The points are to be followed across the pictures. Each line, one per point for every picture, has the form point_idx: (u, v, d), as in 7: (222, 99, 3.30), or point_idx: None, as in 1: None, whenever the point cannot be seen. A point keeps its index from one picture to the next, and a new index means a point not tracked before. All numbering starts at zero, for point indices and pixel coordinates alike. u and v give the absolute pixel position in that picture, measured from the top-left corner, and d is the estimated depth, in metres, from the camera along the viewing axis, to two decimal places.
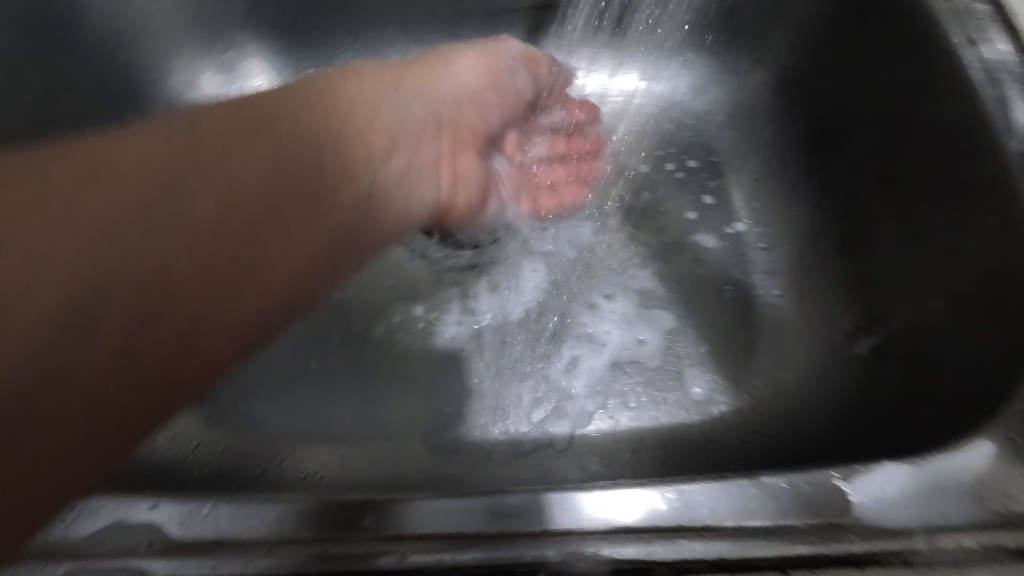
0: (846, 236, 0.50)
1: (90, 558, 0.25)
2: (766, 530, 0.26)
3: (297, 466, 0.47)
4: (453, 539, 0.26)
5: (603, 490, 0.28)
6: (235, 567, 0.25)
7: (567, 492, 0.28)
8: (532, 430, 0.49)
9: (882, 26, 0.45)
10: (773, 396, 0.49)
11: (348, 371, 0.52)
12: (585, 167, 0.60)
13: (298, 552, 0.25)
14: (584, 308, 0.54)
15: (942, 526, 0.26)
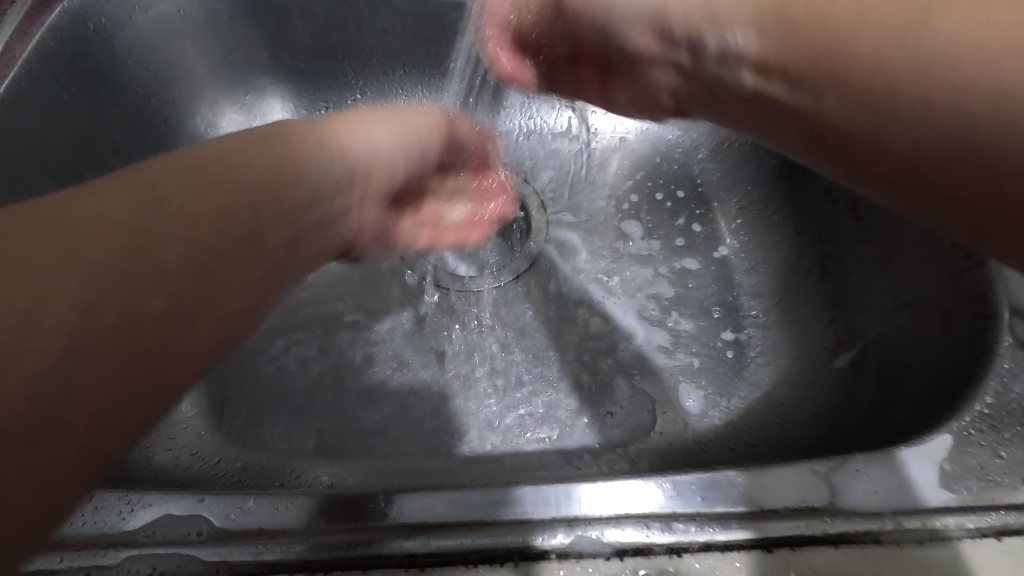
0: (822, 257, 0.54)
1: (144, 547, 0.28)
2: (753, 514, 0.29)
3: (312, 480, 0.50)
4: (487, 525, 0.29)
5: (600, 482, 0.30)
6: (276, 554, 0.28)
7: (557, 485, 0.30)
8: (535, 443, 0.52)
9: None
10: (761, 406, 0.52)
11: (358, 390, 0.55)
12: (579, 197, 0.65)
13: (325, 540, 0.28)
14: (584, 328, 0.58)
15: (910, 509, 0.29)
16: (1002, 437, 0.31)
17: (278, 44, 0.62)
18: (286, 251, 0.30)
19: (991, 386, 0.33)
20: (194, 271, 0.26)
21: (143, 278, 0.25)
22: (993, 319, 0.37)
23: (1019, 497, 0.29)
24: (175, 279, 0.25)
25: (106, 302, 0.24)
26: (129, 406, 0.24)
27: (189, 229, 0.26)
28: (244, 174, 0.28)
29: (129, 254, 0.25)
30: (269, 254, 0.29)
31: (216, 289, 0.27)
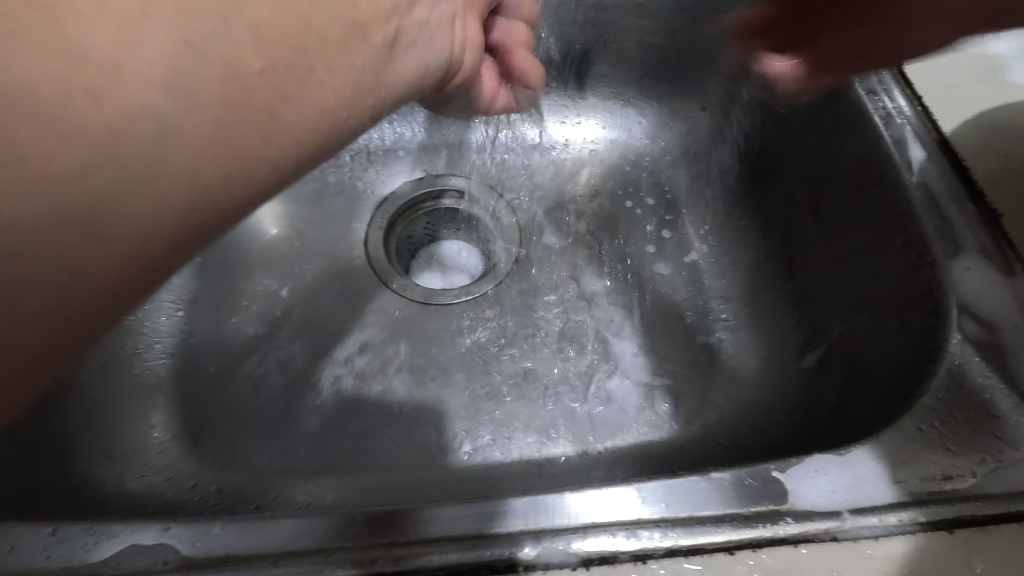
0: (786, 259, 0.55)
1: None
2: (716, 519, 0.29)
3: (290, 499, 0.49)
4: (455, 540, 0.29)
5: (585, 490, 0.31)
6: None
7: (545, 494, 0.31)
8: (513, 454, 0.52)
9: None
10: (733, 409, 0.53)
11: (335, 407, 0.55)
12: (551, 208, 0.65)
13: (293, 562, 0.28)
14: (559, 337, 0.58)
15: (865, 507, 0.30)
16: (953, 431, 0.32)
17: None
18: (302, 93, 0.23)
19: (941, 382, 0.34)
20: (263, 78, 0.22)
21: (212, 66, 0.21)
22: (942, 316, 0.38)
23: (969, 489, 0.31)
24: (248, 89, 0.22)
25: (163, 93, 0.20)
26: (185, 232, 0.22)
27: (242, 30, 0.21)
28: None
29: (183, 52, 0.20)
30: (321, 54, 0.24)
31: (238, 167, 0.22)
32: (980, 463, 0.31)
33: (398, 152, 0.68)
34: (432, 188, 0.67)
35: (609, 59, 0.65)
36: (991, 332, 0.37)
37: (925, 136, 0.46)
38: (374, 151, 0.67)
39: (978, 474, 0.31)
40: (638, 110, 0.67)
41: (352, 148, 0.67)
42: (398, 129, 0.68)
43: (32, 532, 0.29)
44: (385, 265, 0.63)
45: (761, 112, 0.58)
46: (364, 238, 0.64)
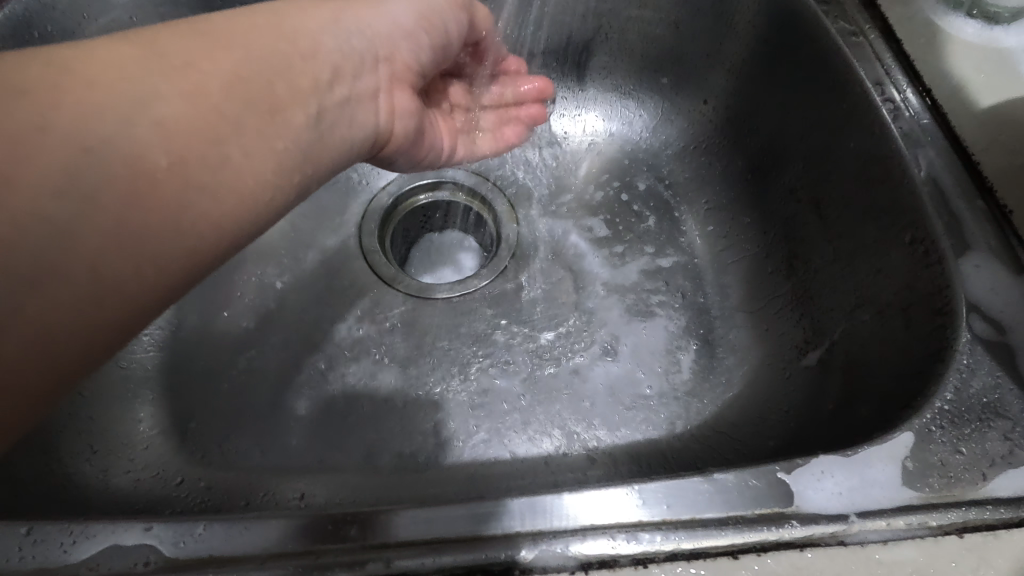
0: (788, 255, 0.54)
1: None
2: (719, 521, 0.28)
3: (279, 497, 0.48)
4: (447, 542, 0.28)
5: (585, 491, 0.29)
6: None
7: (542, 495, 0.29)
8: (509, 452, 0.51)
9: (805, 75, 0.52)
10: (732, 407, 0.52)
11: (328, 402, 0.54)
12: (549, 201, 0.64)
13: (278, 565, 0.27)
14: (556, 332, 0.57)
15: (872, 510, 0.29)
16: (962, 433, 0.31)
17: None
18: (221, 165, 0.30)
19: (950, 382, 0.34)
20: (172, 169, 0.29)
21: (122, 168, 0.27)
22: (950, 314, 0.37)
23: (979, 493, 0.30)
24: (155, 176, 0.28)
25: (69, 197, 0.26)
26: (133, 288, 0.28)
27: (158, 122, 0.29)
28: (200, 80, 0.31)
29: (92, 158, 0.27)
30: (237, 142, 0.31)
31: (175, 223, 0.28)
32: (989, 466, 0.31)
33: None
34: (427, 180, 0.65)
35: (610, 51, 0.63)
36: (1000, 332, 0.36)
37: (933, 132, 0.45)
38: None
39: (988, 477, 0.30)
40: (639, 102, 0.65)
41: None
42: None
43: (5, 533, 0.28)
44: (380, 258, 0.62)
45: (764, 106, 0.57)
46: (358, 230, 0.63)
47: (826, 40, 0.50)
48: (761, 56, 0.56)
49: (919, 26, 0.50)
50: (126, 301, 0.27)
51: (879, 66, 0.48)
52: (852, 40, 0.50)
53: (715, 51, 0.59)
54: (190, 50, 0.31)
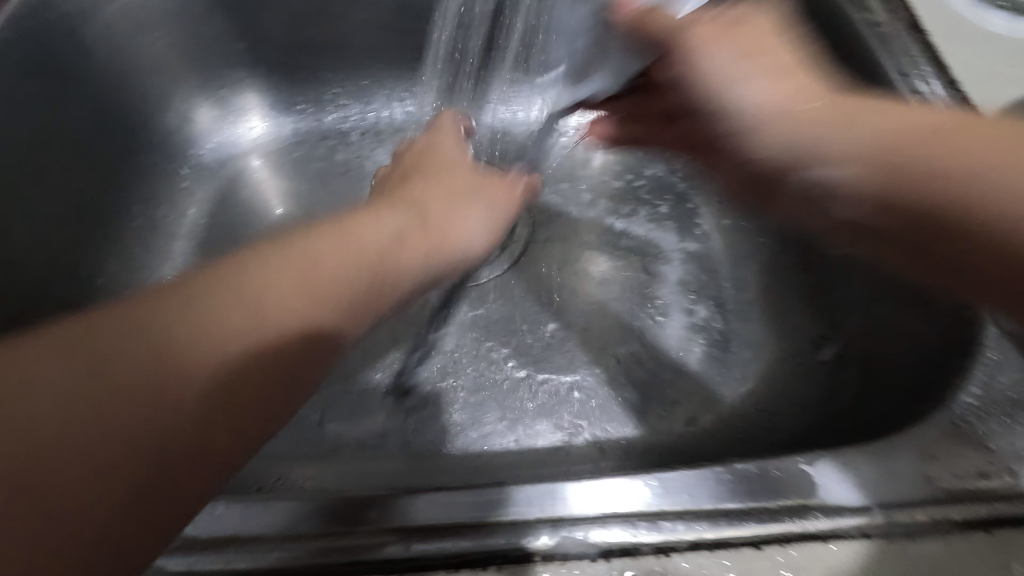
0: (805, 249, 0.54)
1: None
2: (742, 512, 0.28)
3: (293, 482, 0.48)
4: (468, 528, 0.28)
5: (593, 480, 0.29)
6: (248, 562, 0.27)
7: (549, 485, 0.29)
8: (522, 440, 0.51)
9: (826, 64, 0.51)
10: (746, 401, 0.51)
11: (341, 389, 0.54)
12: (562, 192, 0.64)
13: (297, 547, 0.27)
14: (570, 322, 0.57)
15: (897, 502, 0.28)
16: (991, 427, 0.31)
17: (252, 35, 0.61)
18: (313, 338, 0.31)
19: (978, 376, 0.33)
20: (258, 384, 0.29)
21: (219, 386, 0.28)
22: None
23: (1008, 487, 0.29)
24: (265, 367, 0.29)
25: (188, 388, 0.27)
26: (200, 454, 0.27)
27: (252, 314, 0.29)
28: (281, 326, 0.30)
29: (208, 362, 0.28)
30: (328, 351, 0.32)
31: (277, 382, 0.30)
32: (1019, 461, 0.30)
33: (406, 132, 0.67)
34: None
35: None
36: None
37: None
38: (383, 130, 0.68)
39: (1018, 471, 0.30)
40: None
41: (361, 127, 0.68)
42: (407, 108, 0.67)
43: None
44: None
45: None
46: None
47: (851, 30, 0.49)
48: None
49: (945, 18, 0.49)
50: (149, 522, 0.25)
51: (903, 55, 0.47)
52: (877, 30, 0.49)
53: None
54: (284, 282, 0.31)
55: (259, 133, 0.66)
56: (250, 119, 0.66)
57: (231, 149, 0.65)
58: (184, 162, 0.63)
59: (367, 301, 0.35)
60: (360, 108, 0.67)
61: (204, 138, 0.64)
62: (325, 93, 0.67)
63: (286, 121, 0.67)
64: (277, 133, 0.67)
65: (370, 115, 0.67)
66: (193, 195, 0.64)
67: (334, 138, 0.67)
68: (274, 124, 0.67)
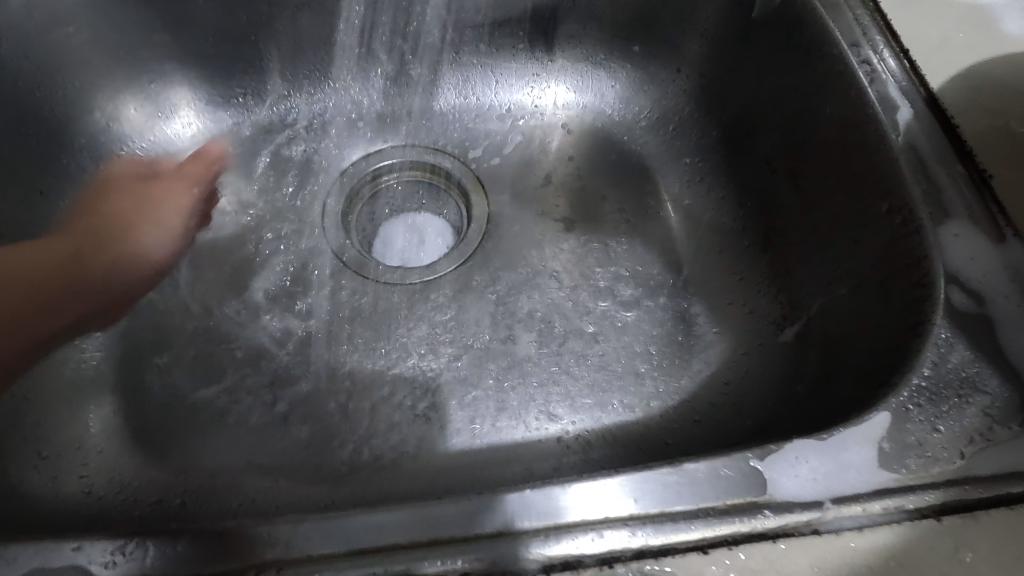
0: (765, 229, 0.52)
1: None
2: (689, 515, 0.27)
3: (243, 494, 0.46)
4: (403, 548, 0.27)
5: (563, 487, 0.28)
6: None
7: (527, 492, 0.28)
8: (482, 440, 0.50)
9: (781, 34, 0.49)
10: (708, 387, 0.51)
11: (292, 398, 0.51)
12: (519, 180, 0.62)
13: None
14: (530, 315, 0.55)
15: (847, 494, 0.28)
16: (941, 411, 0.30)
17: (178, 25, 0.57)
18: None
19: (929, 357, 0.32)
20: None
21: None
22: (930, 286, 0.36)
23: (955, 471, 0.29)
24: None
25: None
26: None
27: None
28: None
29: None
30: None
31: None
32: (968, 444, 0.29)
33: (358, 124, 0.63)
34: (391, 161, 0.63)
35: (579, 18, 0.60)
36: (981, 303, 0.35)
37: (911, 94, 0.43)
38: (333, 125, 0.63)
39: (966, 455, 0.29)
40: (610, 72, 0.62)
41: (308, 120, 0.63)
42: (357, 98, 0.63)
43: None
44: (344, 244, 0.59)
45: (740, 71, 0.54)
46: (320, 215, 0.60)
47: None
48: (734, 20, 0.53)
49: None
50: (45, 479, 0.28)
51: (856, 25, 0.46)
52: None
53: (688, 14, 0.56)
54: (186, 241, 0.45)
55: (195, 129, 0.62)
56: (183, 114, 0.61)
57: (165, 147, 0.61)
58: (116, 163, 0.59)
59: None
60: (305, 98, 0.63)
61: (136, 136, 0.60)
62: (266, 84, 0.62)
63: (224, 115, 0.62)
64: (215, 127, 0.62)
65: (315, 106, 0.63)
66: None
67: (278, 132, 0.62)
68: (211, 118, 0.62)
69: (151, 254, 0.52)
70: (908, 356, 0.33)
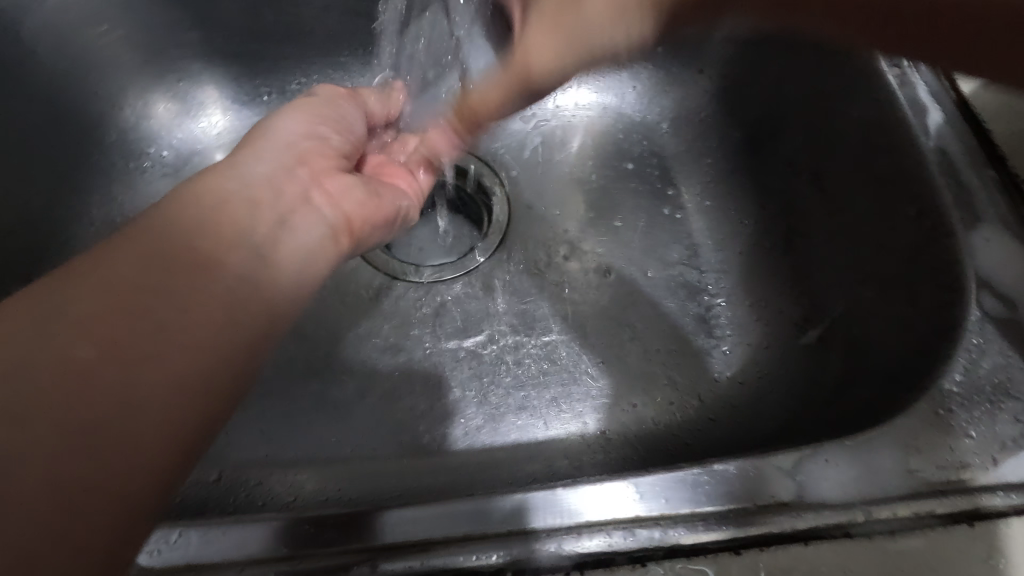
0: (787, 231, 0.52)
1: None
2: (718, 516, 0.28)
3: (270, 487, 0.47)
4: (435, 544, 0.28)
5: (589, 486, 0.29)
6: None
7: (556, 490, 0.29)
8: (504, 438, 0.50)
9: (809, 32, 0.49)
10: (729, 389, 0.51)
11: (316, 394, 0.52)
12: (539, 176, 0.62)
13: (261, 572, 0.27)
14: (552, 313, 0.56)
15: (877, 498, 0.28)
16: (973, 416, 0.30)
17: (205, 22, 0.57)
18: (230, 273, 0.32)
19: (959, 362, 0.32)
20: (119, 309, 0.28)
21: (93, 323, 0.27)
22: (959, 292, 0.36)
23: (987, 478, 0.29)
24: (151, 309, 0.29)
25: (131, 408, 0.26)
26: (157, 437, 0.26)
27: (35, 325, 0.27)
28: (114, 281, 0.29)
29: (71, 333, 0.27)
30: (213, 270, 0.32)
31: (188, 312, 0.30)
32: (1000, 450, 0.29)
33: None
34: None
35: None
36: (1011, 309, 0.34)
37: (941, 96, 0.43)
38: None
39: (998, 461, 0.29)
40: (633, 73, 0.62)
41: None
42: None
43: None
44: None
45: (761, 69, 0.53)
46: None
47: None
48: None
49: None
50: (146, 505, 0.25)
51: None
52: None
53: None
54: (192, 231, 0.33)
55: (219, 127, 0.62)
56: (209, 112, 0.62)
57: (189, 144, 0.61)
58: (139, 158, 0.60)
59: (191, 282, 0.31)
60: None
61: (163, 132, 0.61)
62: (290, 83, 0.62)
63: (249, 113, 0.63)
64: (236, 126, 0.62)
65: None
66: (150, 193, 0.59)
67: None
68: (233, 117, 0.62)
69: (128, 310, 0.28)
70: (944, 360, 0.33)
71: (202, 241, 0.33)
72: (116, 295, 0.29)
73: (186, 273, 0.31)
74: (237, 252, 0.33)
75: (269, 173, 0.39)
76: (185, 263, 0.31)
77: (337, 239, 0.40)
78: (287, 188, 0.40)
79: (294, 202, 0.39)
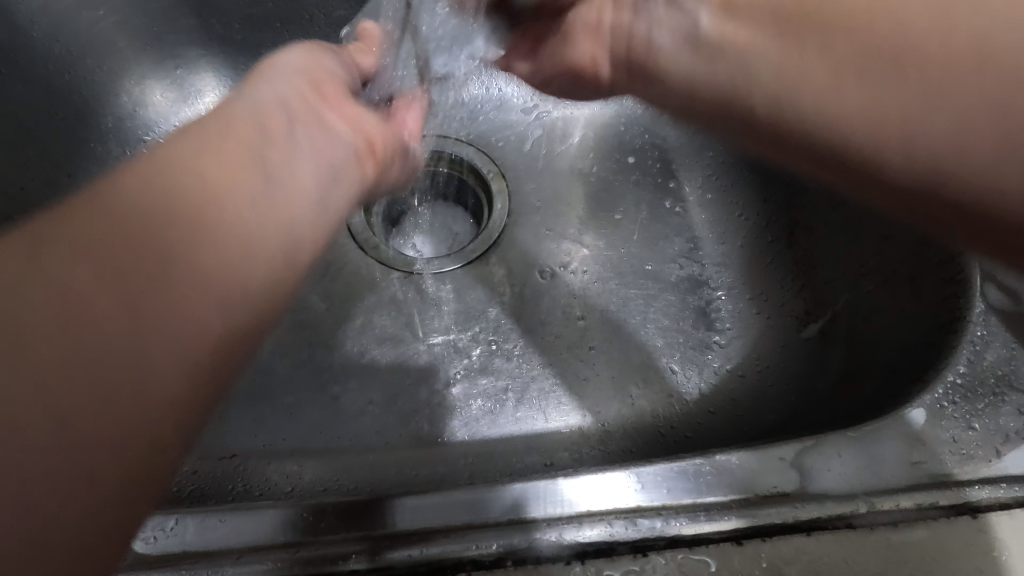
0: (789, 224, 0.52)
1: None
2: (721, 506, 0.27)
3: (267, 476, 0.47)
4: (436, 533, 0.27)
5: (590, 474, 0.29)
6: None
7: (557, 479, 0.29)
8: (503, 430, 0.50)
9: None
10: (730, 382, 0.51)
11: (314, 384, 0.52)
12: (540, 168, 0.61)
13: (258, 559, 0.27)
14: (551, 305, 0.55)
15: (882, 489, 0.28)
16: (976, 408, 0.30)
17: (203, 8, 0.56)
18: (245, 210, 0.26)
19: (963, 354, 0.32)
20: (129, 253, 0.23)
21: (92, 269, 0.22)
22: (963, 282, 0.36)
23: (990, 469, 0.28)
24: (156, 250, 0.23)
25: (141, 373, 0.22)
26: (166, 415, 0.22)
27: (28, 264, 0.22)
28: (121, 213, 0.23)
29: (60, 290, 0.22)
30: (232, 203, 0.26)
31: (204, 259, 0.24)
32: (1003, 442, 0.29)
33: None
34: None
35: None
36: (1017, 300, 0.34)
37: None
38: None
39: (1001, 453, 0.29)
40: None
41: None
42: None
43: None
44: (366, 233, 0.59)
45: None
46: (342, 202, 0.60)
47: None
48: None
49: None
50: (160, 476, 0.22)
51: None
52: None
53: None
54: (196, 154, 0.26)
55: None
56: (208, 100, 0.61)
57: None
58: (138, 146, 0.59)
59: (209, 220, 0.25)
60: None
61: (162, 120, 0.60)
62: None
63: None
64: None
65: None
66: None
67: None
68: None
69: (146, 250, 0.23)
70: (949, 352, 0.33)
71: (210, 165, 0.26)
72: (125, 235, 0.23)
73: (205, 205, 0.25)
74: (247, 182, 0.26)
75: (283, 93, 0.31)
76: (196, 192, 0.25)
77: (362, 164, 0.34)
78: (305, 113, 0.32)
79: (309, 126, 0.31)
